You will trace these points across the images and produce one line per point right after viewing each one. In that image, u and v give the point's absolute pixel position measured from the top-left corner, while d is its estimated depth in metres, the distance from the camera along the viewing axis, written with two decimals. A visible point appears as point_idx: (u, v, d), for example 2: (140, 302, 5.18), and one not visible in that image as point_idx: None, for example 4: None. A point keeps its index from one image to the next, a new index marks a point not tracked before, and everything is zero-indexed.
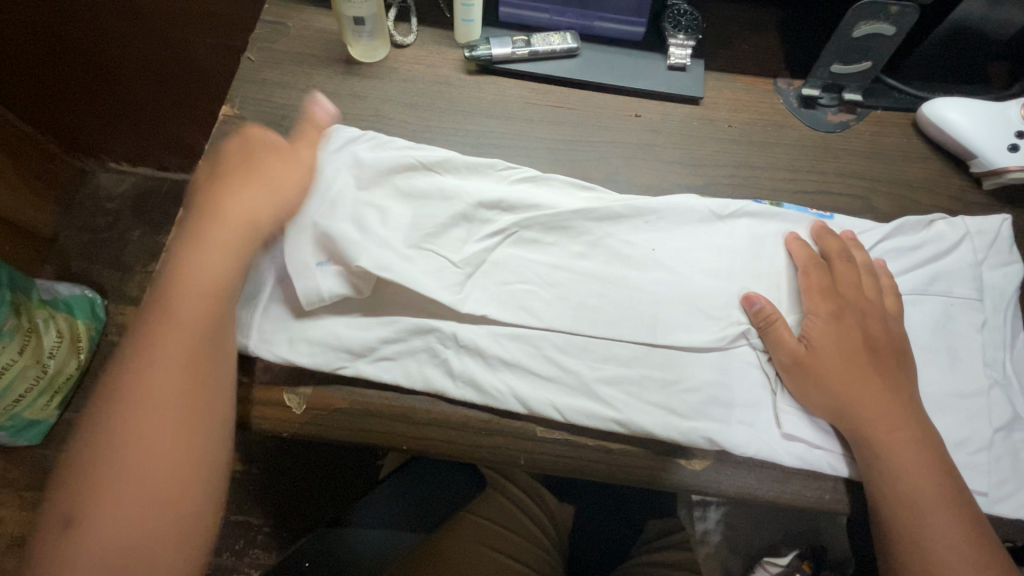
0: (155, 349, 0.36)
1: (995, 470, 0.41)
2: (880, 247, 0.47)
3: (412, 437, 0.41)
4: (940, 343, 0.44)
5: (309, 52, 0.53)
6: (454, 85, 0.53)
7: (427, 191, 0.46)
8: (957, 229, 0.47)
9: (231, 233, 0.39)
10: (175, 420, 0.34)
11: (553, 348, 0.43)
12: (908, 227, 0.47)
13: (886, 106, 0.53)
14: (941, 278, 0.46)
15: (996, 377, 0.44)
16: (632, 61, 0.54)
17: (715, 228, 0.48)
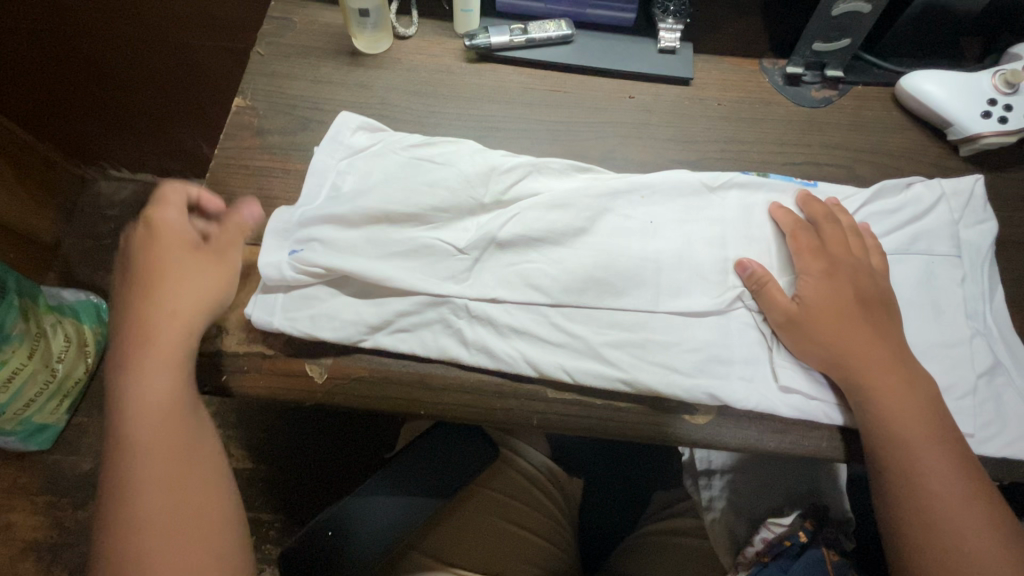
0: (143, 406, 0.40)
1: (980, 413, 0.44)
2: (863, 212, 0.50)
3: (430, 403, 0.43)
4: (924, 299, 0.47)
5: (315, 46, 0.55)
6: (456, 73, 0.56)
7: (433, 173, 0.48)
8: (936, 192, 0.50)
9: (169, 335, 0.41)
10: (173, 457, 0.39)
11: (560, 316, 0.46)
12: (888, 192, 0.50)
13: (867, 82, 0.56)
14: (922, 238, 0.48)
15: (978, 327, 0.46)
16: (624, 45, 0.57)
17: (708, 199, 0.50)
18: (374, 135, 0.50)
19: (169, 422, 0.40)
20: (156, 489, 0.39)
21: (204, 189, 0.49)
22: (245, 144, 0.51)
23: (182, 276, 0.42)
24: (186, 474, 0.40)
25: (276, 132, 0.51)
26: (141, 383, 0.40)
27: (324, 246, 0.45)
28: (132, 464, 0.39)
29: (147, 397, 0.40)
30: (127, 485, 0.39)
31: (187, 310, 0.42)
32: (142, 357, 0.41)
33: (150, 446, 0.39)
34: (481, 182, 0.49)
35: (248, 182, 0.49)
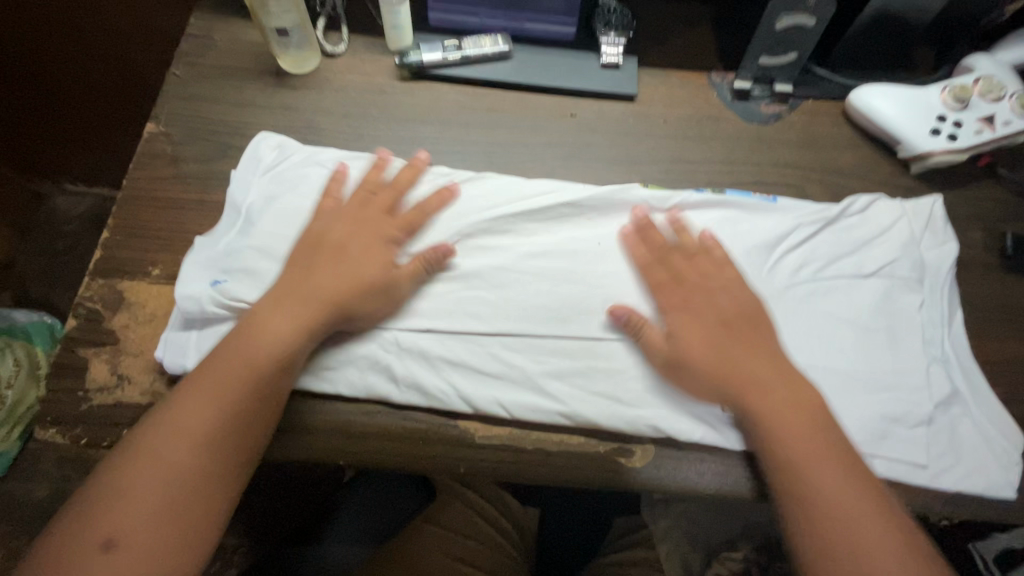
0: (207, 390, 0.37)
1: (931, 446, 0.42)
2: (825, 232, 0.47)
3: (352, 452, 0.41)
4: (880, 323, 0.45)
5: (238, 66, 0.52)
6: (388, 93, 0.53)
7: (367, 199, 0.46)
8: (889, 214, 0.48)
9: (228, 371, 0.37)
10: (188, 489, 0.34)
11: (499, 345, 0.43)
12: (844, 209, 0.48)
13: (816, 96, 0.54)
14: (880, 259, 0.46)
15: (935, 355, 0.44)
16: (565, 61, 0.54)
17: (656, 219, 0.47)
18: (311, 153, 0.48)
19: (206, 449, 0.35)
20: (160, 517, 0.33)
21: (111, 223, 0.45)
22: (159, 173, 0.47)
23: (258, 334, 0.38)
24: (195, 509, 0.34)
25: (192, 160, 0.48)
26: (189, 412, 0.36)
27: (245, 273, 0.42)
28: (149, 486, 0.34)
29: (195, 414, 0.36)
30: (133, 499, 0.34)
31: (220, 387, 0.37)
32: (187, 397, 0.37)
33: (177, 470, 0.35)
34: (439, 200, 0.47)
35: (159, 215, 0.46)
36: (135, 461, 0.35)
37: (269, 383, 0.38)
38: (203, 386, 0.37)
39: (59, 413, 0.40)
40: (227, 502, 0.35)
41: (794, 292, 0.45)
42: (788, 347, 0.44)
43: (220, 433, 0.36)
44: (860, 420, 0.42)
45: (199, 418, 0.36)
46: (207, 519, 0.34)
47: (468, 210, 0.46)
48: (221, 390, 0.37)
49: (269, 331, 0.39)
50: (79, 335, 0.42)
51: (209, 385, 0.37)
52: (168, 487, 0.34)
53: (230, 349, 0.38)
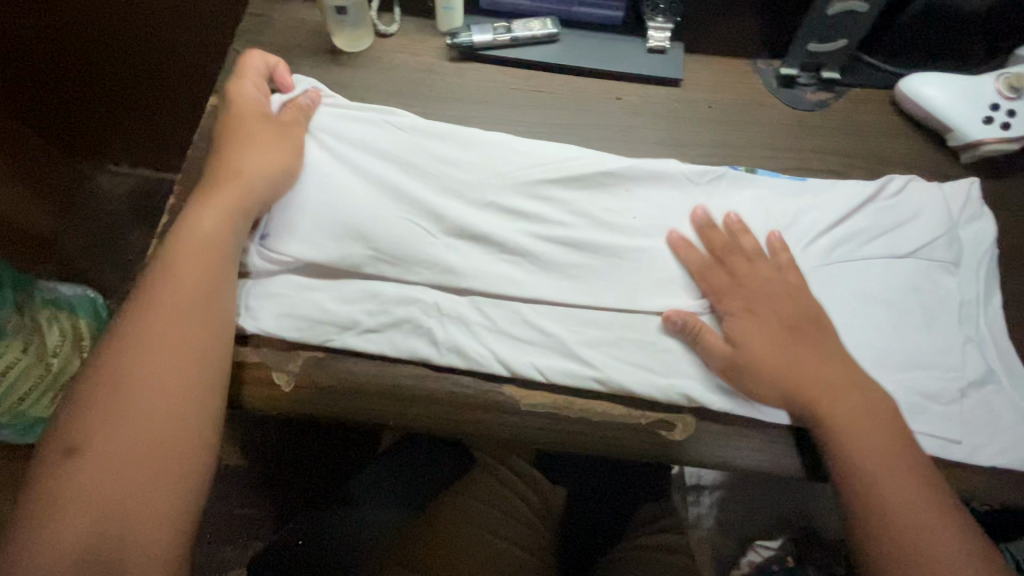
0: (172, 298, 0.37)
1: (964, 421, 0.43)
2: (858, 213, 0.48)
3: (400, 413, 0.42)
4: (912, 303, 0.45)
5: (295, 43, 0.54)
6: (438, 72, 0.54)
7: (411, 169, 0.48)
8: (924, 196, 0.48)
9: (195, 261, 0.39)
10: (156, 440, 0.33)
11: (534, 312, 0.44)
12: (877, 193, 0.49)
13: (864, 84, 0.54)
14: (915, 242, 0.47)
15: (969, 335, 0.45)
16: (612, 45, 0.55)
17: (692, 193, 0.48)
18: (345, 118, 0.49)
19: (165, 397, 0.34)
20: (134, 477, 0.32)
21: (177, 190, 0.48)
22: None
23: (179, 275, 0.38)
24: (167, 459, 0.33)
25: None
26: (141, 361, 0.34)
27: (292, 235, 0.44)
28: (110, 441, 0.32)
29: (149, 364, 0.34)
30: (95, 463, 0.32)
31: (175, 331, 0.36)
32: (139, 348, 0.35)
33: (137, 426, 0.33)
34: (481, 175, 0.48)
35: None
36: (91, 425, 0.33)
37: (191, 314, 0.37)
38: (150, 330, 0.35)
39: None
40: (201, 449, 0.34)
41: (823, 272, 0.46)
42: None
43: (178, 381, 0.35)
44: (892, 397, 0.43)
45: (152, 368, 0.34)
46: (181, 470, 0.33)
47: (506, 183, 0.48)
48: (180, 338, 0.36)
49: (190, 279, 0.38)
50: None
51: (159, 331, 0.35)
52: (134, 444, 0.32)
53: (175, 297, 0.37)
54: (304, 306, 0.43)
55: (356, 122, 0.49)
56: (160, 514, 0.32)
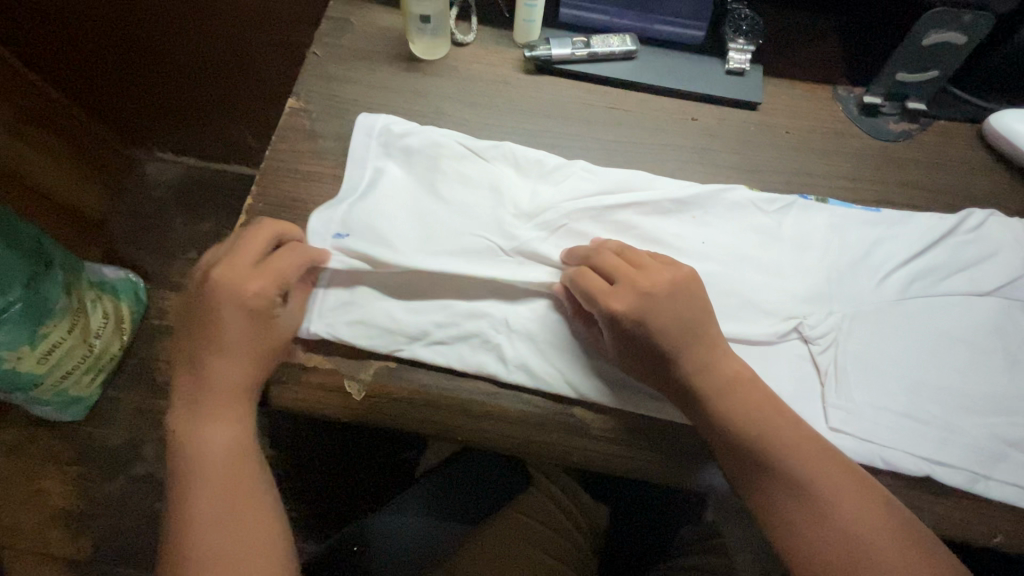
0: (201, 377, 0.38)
1: None
2: (935, 248, 0.47)
3: (468, 429, 0.42)
4: (995, 344, 0.43)
5: (373, 49, 0.54)
6: (513, 84, 0.54)
7: (479, 179, 0.47)
8: (1005, 233, 0.47)
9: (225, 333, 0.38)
10: (234, 518, 0.36)
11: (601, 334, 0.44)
12: (955, 228, 0.47)
13: (950, 118, 0.52)
14: (996, 281, 0.45)
15: None
16: (691, 65, 0.54)
17: (763, 221, 0.48)
18: (413, 127, 0.49)
19: (228, 479, 0.37)
20: (226, 546, 0.35)
21: (253, 190, 0.48)
22: (298, 146, 0.50)
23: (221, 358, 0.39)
24: (246, 527, 0.36)
25: (328, 136, 0.50)
26: (208, 455, 0.37)
27: (361, 242, 0.44)
28: (199, 531, 0.35)
29: (209, 455, 0.37)
30: (193, 554, 0.35)
31: (226, 412, 0.38)
32: (193, 435, 0.37)
33: (210, 503, 0.36)
34: (551, 189, 0.48)
35: (297, 186, 0.48)
36: (183, 516, 0.36)
37: (234, 407, 0.38)
38: (206, 419, 0.38)
39: None
40: (266, 514, 0.37)
41: (898, 307, 0.45)
42: (894, 367, 0.43)
43: (225, 457, 0.37)
44: (975, 442, 0.41)
45: (214, 450, 0.37)
46: (266, 537, 0.37)
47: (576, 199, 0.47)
48: (221, 427, 0.38)
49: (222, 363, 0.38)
50: None
51: (206, 418, 0.38)
52: (221, 523, 0.36)
53: (199, 390, 0.38)
54: (370, 313, 0.43)
55: (421, 130, 0.49)
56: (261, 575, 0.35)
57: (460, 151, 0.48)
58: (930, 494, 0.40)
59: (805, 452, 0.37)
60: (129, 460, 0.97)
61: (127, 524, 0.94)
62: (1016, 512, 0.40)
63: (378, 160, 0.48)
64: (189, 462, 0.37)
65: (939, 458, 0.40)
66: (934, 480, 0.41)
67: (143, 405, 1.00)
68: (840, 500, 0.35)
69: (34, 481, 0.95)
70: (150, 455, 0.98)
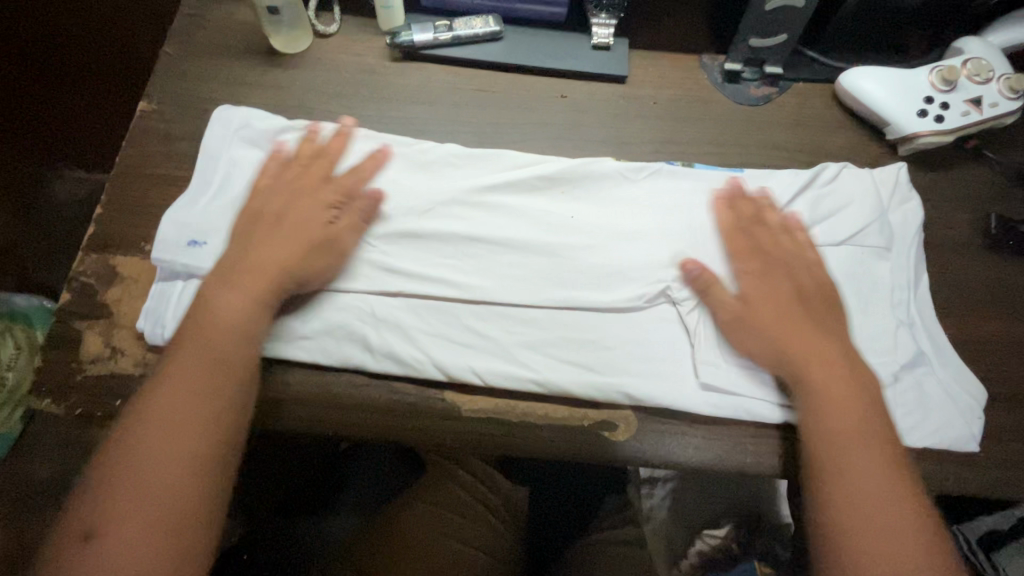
0: (199, 324, 0.38)
1: (899, 404, 0.43)
2: (794, 204, 0.48)
3: (338, 422, 0.41)
4: (848, 292, 0.45)
5: (230, 45, 0.52)
6: (379, 73, 0.53)
7: (342, 172, 0.47)
8: (858, 183, 0.49)
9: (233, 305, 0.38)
10: (143, 479, 0.33)
11: (471, 315, 0.44)
12: (813, 183, 0.49)
13: (807, 79, 0.54)
14: (851, 231, 0.47)
15: (901, 318, 0.45)
16: (557, 42, 0.55)
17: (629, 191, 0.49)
18: (273, 122, 0.48)
19: (195, 447, 0.34)
20: (120, 520, 0.32)
21: (105, 200, 0.46)
22: (152, 151, 0.48)
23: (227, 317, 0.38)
24: (173, 490, 0.33)
25: (185, 138, 0.49)
26: (159, 413, 0.35)
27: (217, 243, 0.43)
28: (108, 497, 0.32)
29: (175, 421, 0.34)
30: (110, 516, 0.32)
31: (203, 382, 0.36)
32: (154, 398, 0.35)
33: (162, 471, 0.33)
34: (419, 176, 0.48)
35: (151, 192, 0.46)
36: (137, 478, 0.33)
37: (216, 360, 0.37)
38: (174, 384, 0.36)
39: (55, 383, 0.41)
40: (186, 465, 0.34)
41: None
42: None
43: (172, 425, 0.34)
44: None
45: (169, 413, 0.35)
46: (186, 494, 0.33)
47: (441, 185, 0.47)
48: (172, 397, 0.35)
49: (212, 339, 0.37)
50: (74, 308, 0.43)
51: (173, 383, 0.36)
52: (167, 495, 0.33)
53: (198, 337, 0.37)
54: None
55: (281, 125, 0.48)
56: (162, 546, 0.32)
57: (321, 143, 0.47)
58: (788, 438, 0.43)
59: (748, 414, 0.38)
60: None
61: None
62: None
63: (235, 157, 0.47)
64: (140, 419, 0.35)
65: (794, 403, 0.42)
66: (790, 424, 0.43)
67: None
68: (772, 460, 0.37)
69: None
70: None
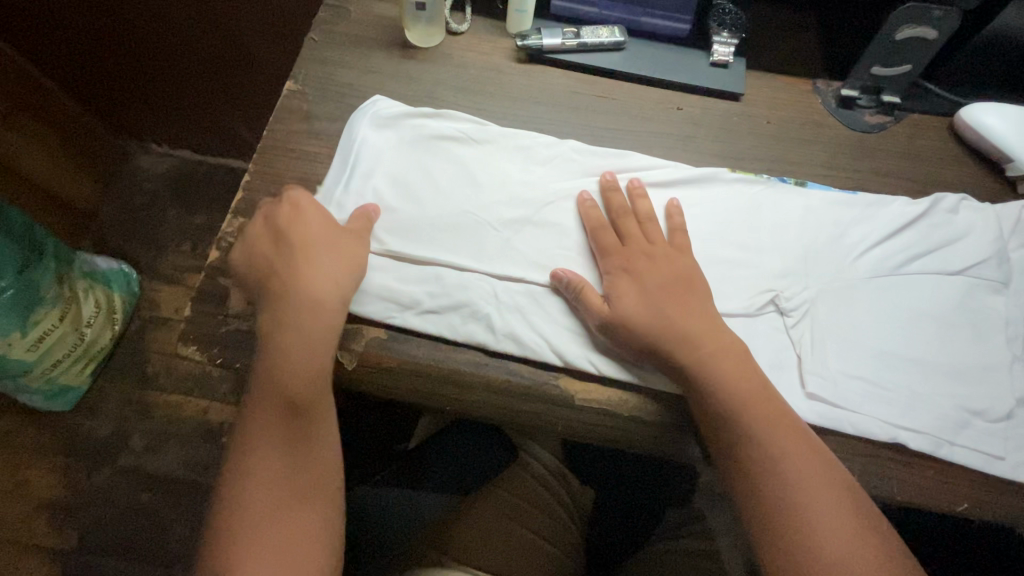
0: (292, 311, 0.41)
1: (1013, 437, 0.42)
2: (910, 230, 0.49)
3: (456, 399, 0.43)
4: (964, 321, 0.45)
5: (369, 35, 0.56)
6: (504, 73, 0.56)
7: (472, 161, 0.49)
8: (979, 217, 0.49)
9: (292, 314, 0.41)
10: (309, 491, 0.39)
11: None
12: (928, 212, 0.49)
13: (923, 111, 0.55)
14: (969, 262, 0.47)
15: (1017, 353, 0.45)
16: (676, 57, 0.56)
17: (746, 203, 0.50)
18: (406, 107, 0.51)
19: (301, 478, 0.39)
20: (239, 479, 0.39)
21: (250, 168, 0.49)
22: (294, 127, 0.51)
23: (291, 306, 0.41)
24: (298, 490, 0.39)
25: (324, 118, 0.52)
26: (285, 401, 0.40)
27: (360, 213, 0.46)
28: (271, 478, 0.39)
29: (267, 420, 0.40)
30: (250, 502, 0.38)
31: (301, 363, 0.40)
32: (269, 393, 0.40)
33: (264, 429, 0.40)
34: (543, 172, 0.50)
35: (293, 166, 0.50)
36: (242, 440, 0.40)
37: (303, 361, 0.40)
38: (284, 375, 0.40)
39: (200, 332, 0.44)
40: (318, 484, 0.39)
41: (871, 284, 0.47)
42: (863, 340, 0.45)
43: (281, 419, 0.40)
44: (941, 409, 0.43)
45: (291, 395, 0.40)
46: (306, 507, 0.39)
47: (562, 184, 0.49)
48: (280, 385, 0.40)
49: (304, 284, 0.41)
50: (219, 265, 0.46)
51: (287, 374, 0.40)
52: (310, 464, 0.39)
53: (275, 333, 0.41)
54: (369, 282, 0.44)
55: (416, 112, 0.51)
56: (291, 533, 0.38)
57: (453, 132, 0.50)
58: (898, 461, 0.42)
59: (753, 412, 0.39)
60: (118, 450, 0.96)
61: (116, 512, 0.92)
62: (979, 478, 0.42)
63: (373, 136, 0.49)
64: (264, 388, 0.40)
65: (903, 423, 0.42)
66: (900, 445, 0.42)
67: (134, 395, 0.99)
68: (796, 465, 0.37)
69: (22, 470, 0.94)
70: (139, 446, 0.96)
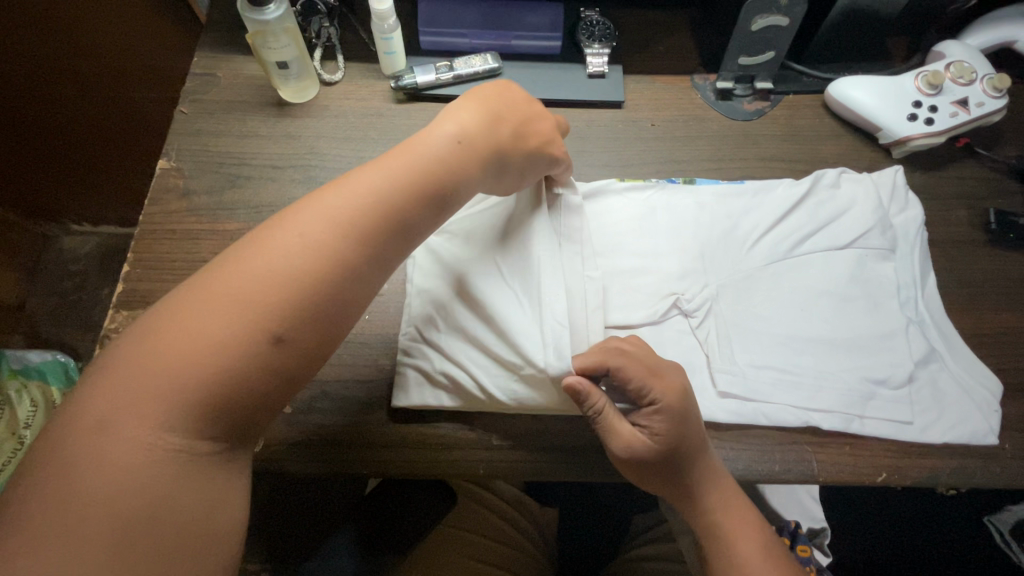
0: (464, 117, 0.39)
1: (917, 401, 0.44)
2: (800, 211, 0.50)
3: (373, 462, 0.42)
4: (857, 291, 0.47)
5: (240, 99, 0.55)
6: (385, 116, 0.55)
7: None
8: (859, 187, 0.50)
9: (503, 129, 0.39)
10: (295, 289, 0.30)
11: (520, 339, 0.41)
12: (811, 190, 0.50)
13: (796, 91, 0.56)
14: (856, 232, 0.48)
15: (912, 317, 0.46)
16: (553, 73, 0.57)
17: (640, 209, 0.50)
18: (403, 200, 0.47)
19: (309, 254, 0.30)
20: (125, 336, 0.29)
21: (129, 257, 0.47)
22: (173, 208, 0.49)
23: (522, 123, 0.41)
24: (312, 279, 0.30)
25: (203, 192, 0.50)
26: (423, 155, 0.36)
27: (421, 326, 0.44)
28: (266, 243, 0.31)
29: (265, 277, 0.29)
30: (237, 277, 0.29)
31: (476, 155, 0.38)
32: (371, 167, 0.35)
33: (270, 269, 0.30)
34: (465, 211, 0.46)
35: (176, 247, 0.48)
36: (266, 238, 0.31)
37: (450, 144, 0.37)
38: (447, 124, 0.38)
39: None
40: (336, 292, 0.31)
41: (768, 271, 0.48)
42: (767, 329, 0.45)
43: (303, 295, 0.30)
44: (847, 383, 0.44)
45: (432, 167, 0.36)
46: (276, 288, 0.29)
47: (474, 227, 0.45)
48: (318, 231, 0.31)
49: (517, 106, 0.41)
50: None
51: (438, 129, 0.38)
52: (207, 386, 0.27)
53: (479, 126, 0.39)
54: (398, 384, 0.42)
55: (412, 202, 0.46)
56: (233, 317, 0.28)
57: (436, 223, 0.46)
58: (813, 443, 0.43)
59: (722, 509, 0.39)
60: None
61: None
62: (891, 445, 0.43)
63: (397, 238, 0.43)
64: (416, 151, 0.36)
65: (814, 405, 0.43)
66: (815, 427, 0.43)
67: None
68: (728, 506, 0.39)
69: None
70: None
